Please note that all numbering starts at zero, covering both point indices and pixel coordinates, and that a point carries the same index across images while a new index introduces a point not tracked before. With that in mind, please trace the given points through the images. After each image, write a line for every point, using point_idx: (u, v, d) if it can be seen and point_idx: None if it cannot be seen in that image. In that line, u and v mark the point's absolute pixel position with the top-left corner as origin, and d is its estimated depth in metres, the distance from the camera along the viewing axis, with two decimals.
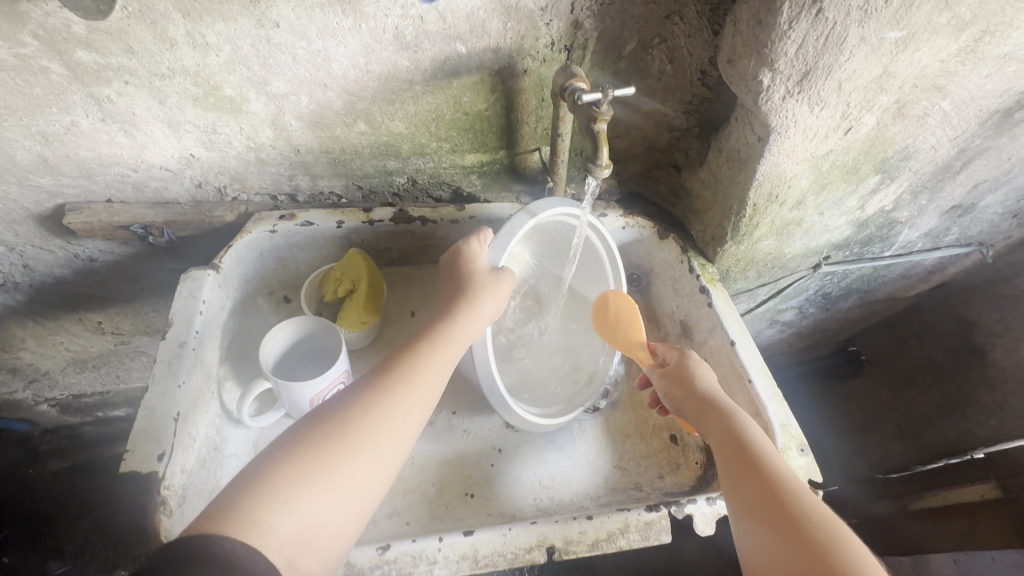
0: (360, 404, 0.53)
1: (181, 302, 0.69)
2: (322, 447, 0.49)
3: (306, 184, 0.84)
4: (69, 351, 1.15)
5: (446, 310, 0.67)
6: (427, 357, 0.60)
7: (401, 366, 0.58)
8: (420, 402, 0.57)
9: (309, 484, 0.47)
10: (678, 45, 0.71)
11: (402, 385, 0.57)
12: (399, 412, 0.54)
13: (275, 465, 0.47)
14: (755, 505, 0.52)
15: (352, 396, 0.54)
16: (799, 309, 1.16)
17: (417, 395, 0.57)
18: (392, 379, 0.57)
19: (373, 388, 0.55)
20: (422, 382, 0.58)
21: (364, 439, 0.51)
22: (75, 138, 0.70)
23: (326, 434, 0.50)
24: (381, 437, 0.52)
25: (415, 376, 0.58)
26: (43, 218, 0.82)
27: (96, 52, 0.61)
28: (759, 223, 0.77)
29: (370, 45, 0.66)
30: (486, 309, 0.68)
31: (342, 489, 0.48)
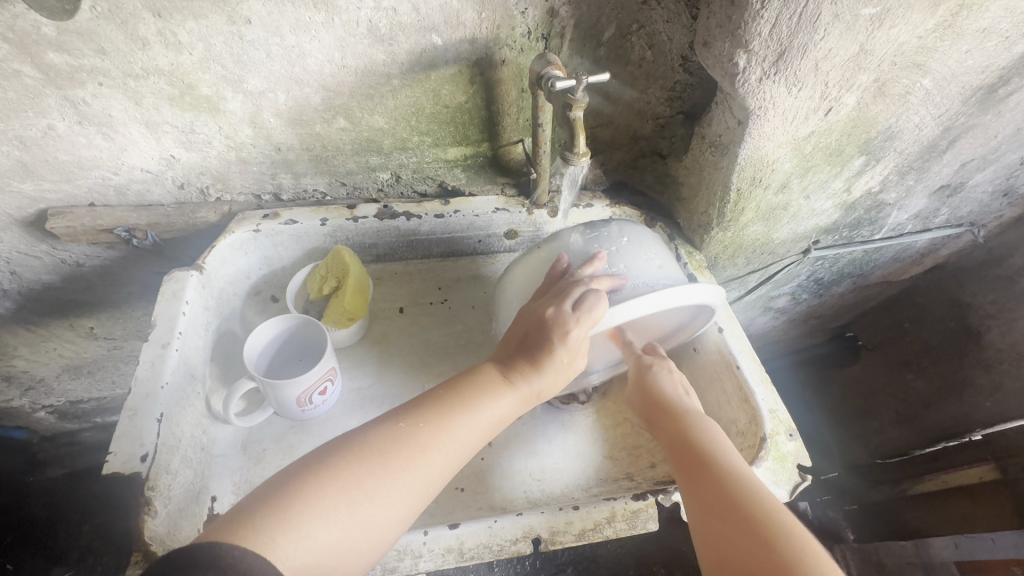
0: (398, 445, 0.53)
1: (165, 303, 0.69)
2: (352, 483, 0.49)
3: (289, 182, 0.84)
4: (63, 357, 1.16)
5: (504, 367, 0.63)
6: (472, 411, 0.59)
7: (445, 416, 0.57)
8: (451, 461, 0.56)
9: (329, 519, 0.47)
10: (657, 31, 0.70)
11: (437, 439, 0.55)
12: (429, 466, 0.54)
13: (303, 489, 0.48)
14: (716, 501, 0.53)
15: (392, 434, 0.54)
16: (792, 295, 1.15)
17: (450, 449, 0.56)
18: (431, 426, 0.56)
19: (413, 432, 0.55)
20: (459, 437, 0.57)
21: (392, 485, 0.51)
22: (52, 142, 0.70)
23: (357, 472, 0.50)
24: (405, 490, 0.52)
25: (453, 429, 0.57)
26: (27, 224, 0.82)
27: (68, 53, 0.61)
28: (744, 208, 0.77)
29: (344, 39, 0.66)
30: (542, 380, 0.63)
31: (359, 531, 0.48)
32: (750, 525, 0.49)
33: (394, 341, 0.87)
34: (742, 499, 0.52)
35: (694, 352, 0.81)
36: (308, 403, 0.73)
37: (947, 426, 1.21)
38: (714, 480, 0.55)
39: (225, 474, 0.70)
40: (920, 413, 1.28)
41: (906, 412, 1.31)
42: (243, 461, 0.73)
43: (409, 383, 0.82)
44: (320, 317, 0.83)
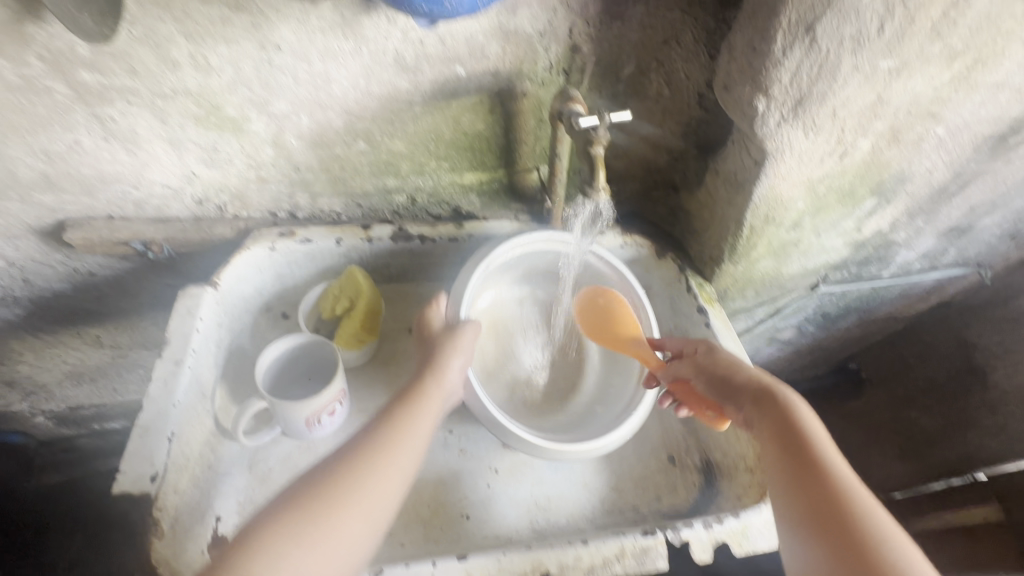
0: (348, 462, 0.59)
1: (179, 319, 0.69)
2: (309, 503, 0.55)
3: (306, 201, 0.85)
4: (66, 363, 1.17)
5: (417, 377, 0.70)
6: (404, 415, 0.64)
7: (383, 428, 0.63)
8: (397, 458, 0.60)
9: (295, 536, 0.52)
10: (676, 69, 0.72)
11: (379, 445, 0.61)
12: (375, 470, 0.59)
13: (269, 523, 0.53)
14: (802, 494, 0.56)
15: (338, 457, 0.60)
16: (798, 328, 1.15)
17: (395, 449, 0.61)
18: (374, 440, 0.61)
19: (360, 446, 0.60)
20: (398, 437, 0.62)
21: (346, 495, 0.56)
22: (77, 156, 0.71)
23: (314, 494, 0.55)
24: (360, 493, 0.57)
25: (392, 435, 0.62)
26: (44, 234, 0.83)
27: (100, 73, 0.62)
28: (756, 243, 0.78)
29: (370, 67, 0.67)
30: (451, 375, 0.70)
31: (325, 538, 0.53)
32: (844, 533, 0.52)
33: (404, 362, 0.87)
34: (831, 493, 0.55)
35: None
36: (316, 423, 0.73)
37: (952, 463, 1.22)
38: (790, 464, 0.59)
39: (230, 493, 0.70)
40: (925, 450, 1.28)
41: (910, 447, 1.31)
42: (248, 480, 0.72)
43: None
44: (330, 336, 0.83)
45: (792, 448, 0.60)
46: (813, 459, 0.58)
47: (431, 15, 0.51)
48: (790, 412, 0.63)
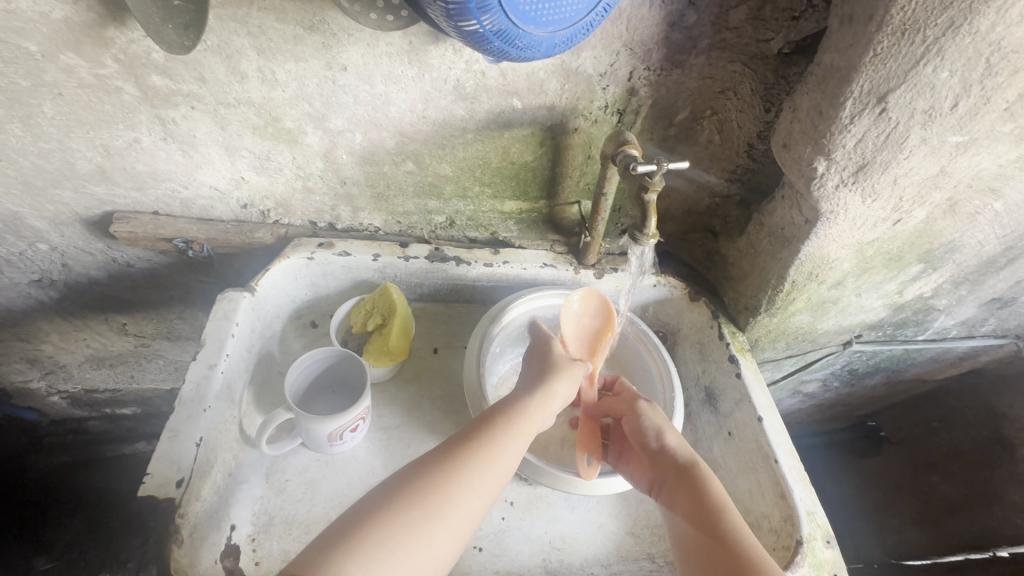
0: (448, 465, 0.54)
1: (215, 323, 0.70)
2: (406, 509, 0.50)
3: (347, 214, 0.86)
4: (90, 348, 1.19)
5: (528, 387, 0.65)
6: (508, 426, 0.60)
7: (488, 433, 0.58)
8: (500, 470, 0.56)
9: (389, 545, 0.47)
10: (729, 119, 0.72)
11: (488, 449, 0.57)
12: (478, 479, 0.54)
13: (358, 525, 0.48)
14: (720, 573, 0.55)
15: (428, 458, 0.56)
16: (823, 382, 1.13)
17: (499, 459, 0.57)
18: (481, 445, 0.57)
19: (463, 450, 0.56)
20: (503, 445, 0.58)
21: (444, 505, 0.51)
22: (134, 153, 0.73)
23: (415, 494, 0.51)
24: (460, 505, 0.52)
25: (497, 445, 0.58)
26: (90, 222, 0.85)
27: (170, 78, 0.64)
28: (795, 298, 0.77)
29: (429, 93, 0.68)
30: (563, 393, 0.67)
31: (420, 550, 0.48)
32: None
33: (426, 382, 0.86)
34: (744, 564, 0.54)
35: (729, 437, 0.80)
36: (339, 438, 0.73)
37: (972, 536, 1.15)
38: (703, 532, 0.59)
39: (246, 502, 0.69)
40: (943, 518, 1.23)
41: (928, 516, 1.25)
42: (265, 490, 0.72)
43: (437, 428, 0.81)
44: (357, 350, 0.83)
45: (704, 518, 0.60)
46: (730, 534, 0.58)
47: (499, 58, 0.48)
48: (698, 478, 0.64)
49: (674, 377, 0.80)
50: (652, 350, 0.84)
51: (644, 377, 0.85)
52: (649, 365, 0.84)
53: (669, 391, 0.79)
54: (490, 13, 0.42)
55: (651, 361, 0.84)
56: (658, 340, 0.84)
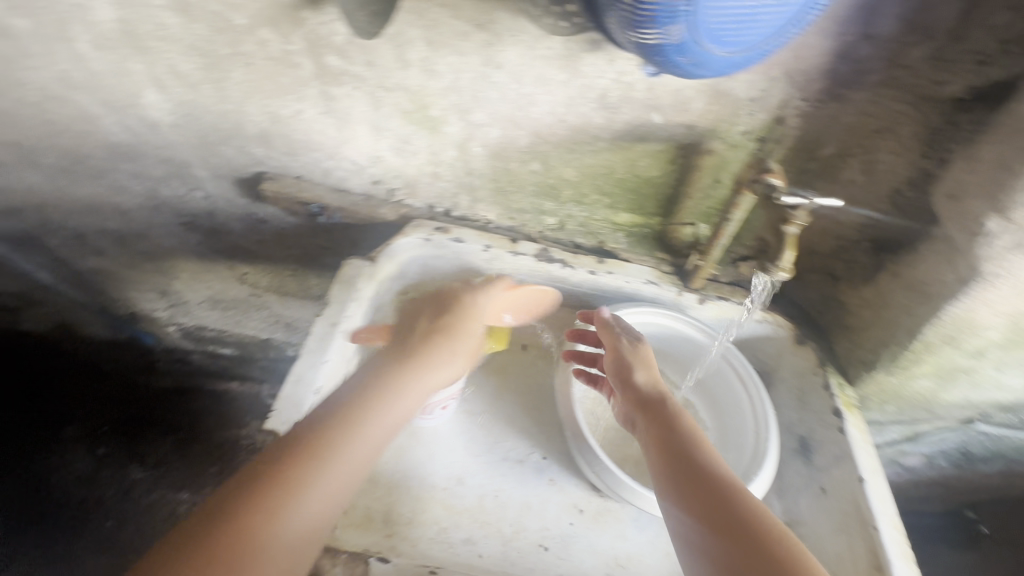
0: (322, 439, 0.58)
1: (340, 285, 0.77)
2: (293, 468, 0.56)
3: (465, 204, 0.90)
4: (212, 289, 1.32)
5: (386, 351, 0.72)
6: (359, 394, 0.65)
7: (347, 404, 0.63)
8: (373, 433, 0.62)
9: (257, 524, 0.52)
10: (880, 161, 0.68)
11: (377, 412, 0.64)
12: (362, 440, 0.60)
13: (252, 484, 0.54)
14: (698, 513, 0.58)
15: (307, 428, 0.59)
16: (926, 458, 1.03)
17: (364, 426, 0.61)
18: (339, 416, 0.61)
19: (332, 421, 0.60)
20: (393, 407, 0.65)
21: (317, 475, 0.56)
22: (296, 122, 0.81)
23: (294, 469, 0.56)
24: (332, 471, 0.57)
25: (340, 409, 0.62)
26: (242, 178, 0.95)
27: (344, 59, 0.70)
28: (922, 359, 0.72)
29: (573, 99, 0.70)
30: (447, 371, 0.73)
31: (292, 521, 0.53)
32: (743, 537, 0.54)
33: (510, 376, 0.89)
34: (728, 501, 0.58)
35: (821, 494, 0.76)
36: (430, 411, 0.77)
37: None
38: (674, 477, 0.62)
39: None
40: None
41: None
42: None
43: (518, 422, 0.84)
44: None
45: (676, 458, 0.63)
46: (700, 460, 0.62)
47: (659, 68, 0.49)
48: (667, 417, 0.68)
49: (770, 417, 0.77)
50: (752, 389, 0.80)
51: (736, 411, 0.82)
52: (745, 403, 0.81)
53: (765, 433, 0.75)
54: (678, 23, 0.42)
55: (745, 396, 0.81)
56: (759, 378, 0.81)
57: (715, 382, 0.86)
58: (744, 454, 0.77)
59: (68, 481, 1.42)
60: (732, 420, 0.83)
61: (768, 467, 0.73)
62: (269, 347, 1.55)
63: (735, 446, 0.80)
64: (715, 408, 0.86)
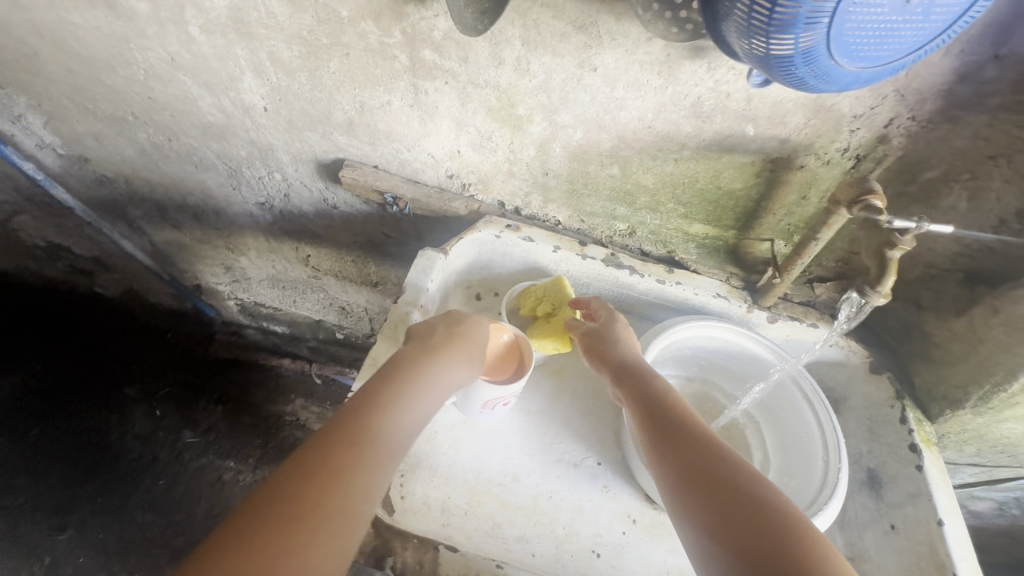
0: (370, 412, 0.54)
1: (416, 275, 0.79)
2: (334, 456, 0.49)
3: (537, 204, 0.90)
4: (276, 268, 1.37)
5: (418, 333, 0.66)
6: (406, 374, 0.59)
7: (391, 382, 0.58)
8: (419, 404, 0.57)
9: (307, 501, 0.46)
10: (989, 188, 0.65)
11: (397, 405, 0.56)
12: (387, 428, 0.54)
13: (295, 466, 0.49)
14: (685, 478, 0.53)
15: (351, 402, 0.55)
16: (998, 504, 0.97)
17: (413, 400, 0.57)
18: (387, 390, 0.56)
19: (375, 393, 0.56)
20: (415, 407, 0.57)
21: (368, 451, 0.51)
22: (382, 113, 0.83)
23: (340, 443, 0.51)
24: (383, 446, 0.52)
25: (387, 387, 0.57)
26: (321, 164, 0.98)
27: (439, 53, 0.71)
28: (1017, 402, 0.69)
29: (664, 105, 0.69)
30: (459, 375, 0.64)
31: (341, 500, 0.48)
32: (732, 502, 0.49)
33: (568, 378, 0.89)
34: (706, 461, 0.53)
35: (890, 531, 0.72)
36: (491, 407, 0.78)
37: None
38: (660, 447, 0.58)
39: None
40: None
41: None
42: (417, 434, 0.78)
43: (574, 425, 0.84)
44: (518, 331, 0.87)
45: (660, 425, 0.59)
46: (676, 421, 0.59)
47: (771, 78, 0.48)
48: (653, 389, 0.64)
49: (841, 447, 0.72)
50: (819, 416, 0.77)
51: (803, 437, 0.78)
52: (812, 431, 0.77)
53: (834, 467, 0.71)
54: (814, 31, 0.41)
55: (816, 423, 0.76)
56: (830, 406, 0.76)
57: (780, 404, 0.83)
58: (810, 486, 0.73)
59: (127, 440, 1.48)
60: (796, 447, 0.80)
61: (834, 504, 0.68)
62: (321, 329, 1.60)
63: (800, 474, 0.77)
64: (779, 430, 0.83)
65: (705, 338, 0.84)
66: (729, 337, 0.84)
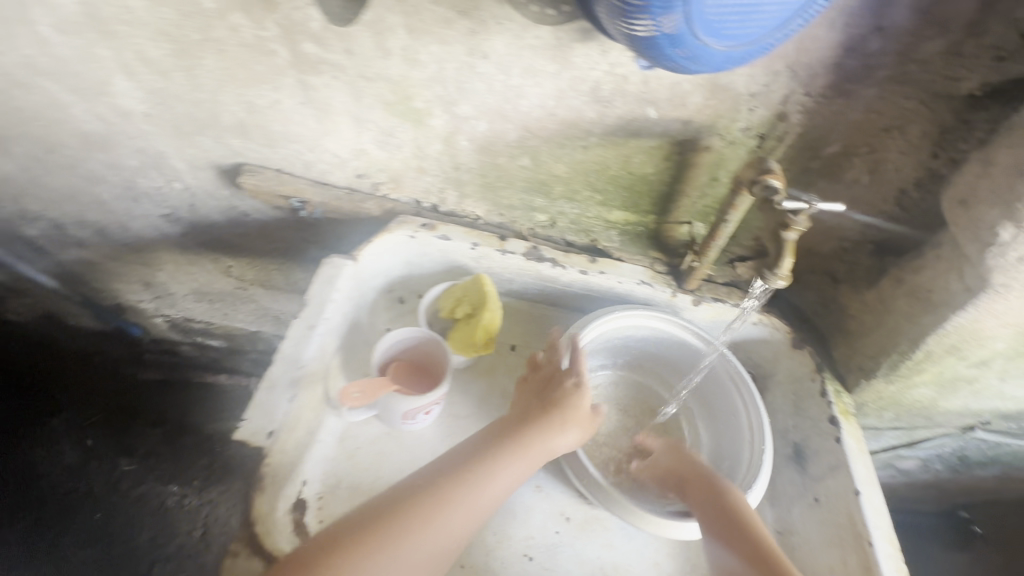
0: (451, 486, 0.64)
1: (319, 286, 0.73)
2: (411, 526, 0.60)
3: (452, 199, 0.86)
4: (198, 282, 1.29)
5: (544, 420, 0.72)
6: (505, 463, 0.68)
7: (481, 463, 0.67)
8: (506, 483, 0.67)
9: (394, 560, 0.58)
10: (886, 160, 0.65)
11: (484, 477, 0.66)
12: (474, 500, 0.65)
13: (387, 529, 0.59)
14: None
15: (436, 473, 0.66)
16: (922, 462, 1.01)
17: (501, 481, 0.67)
18: (479, 474, 0.66)
19: (470, 472, 0.66)
20: (496, 479, 0.67)
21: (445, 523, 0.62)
22: (274, 113, 0.77)
23: (419, 511, 0.61)
24: (460, 516, 0.63)
25: (490, 470, 0.67)
26: (221, 170, 0.91)
27: (320, 46, 0.66)
28: (924, 369, 0.70)
29: (563, 91, 0.66)
30: (567, 440, 0.72)
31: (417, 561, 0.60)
32: None
33: (497, 377, 0.86)
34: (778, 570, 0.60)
35: (814, 504, 0.74)
36: (412, 418, 0.75)
37: None
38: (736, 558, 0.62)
39: (318, 461, 0.72)
40: None
41: None
42: (337, 452, 0.74)
43: None
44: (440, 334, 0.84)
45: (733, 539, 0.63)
46: (737, 527, 0.63)
47: (652, 63, 0.46)
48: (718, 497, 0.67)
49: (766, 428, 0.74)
50: (746, 401, 0.77)
51: (733, 422, 0.80)
52: (740, 416, 0.78)
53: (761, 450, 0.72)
54: (672, 13, 0.38)
55: (742, 407, 0.78)
56: (756, 389, 0.78)
57: (709, 390, 0.85)
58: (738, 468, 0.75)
59: (54, 471, 1.39)
60: (728, 431, 0.81)
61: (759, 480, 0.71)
62: (258, 340, 1.53)
63: (731, 458, 0.78)
64: (713, 417, 0.84)
65: (631, 329, 0.84)
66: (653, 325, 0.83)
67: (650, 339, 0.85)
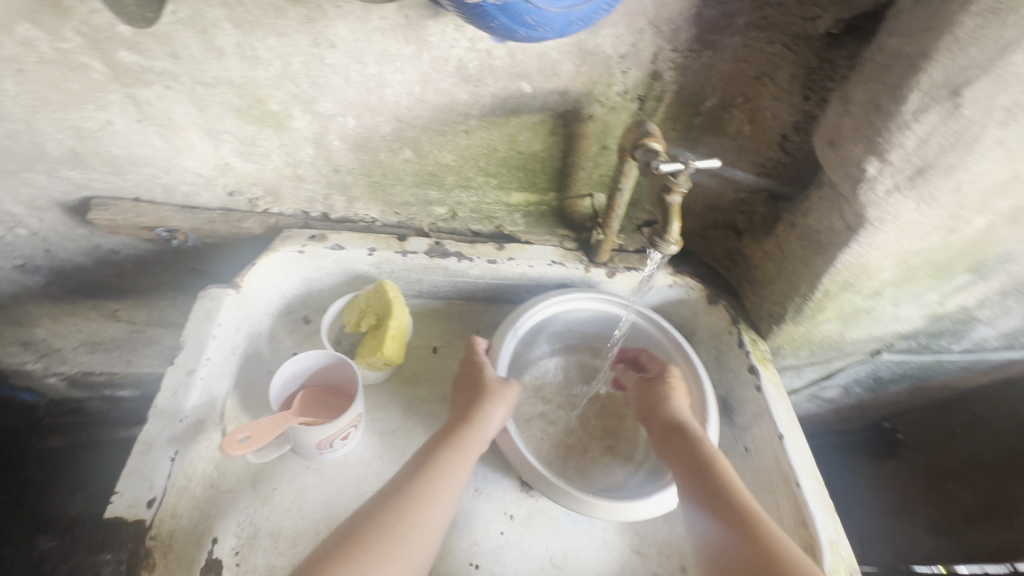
0: (386, 513, 0.55)
1: (196, 323, 0.65)
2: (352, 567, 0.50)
3: (341, 204, 0.80)
4: (83, 333, 1.14)
5: (462, 415, 0.67)
6: (435, 469, 0.60)
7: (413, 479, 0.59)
8: (447, 490, 0.59)
9: None
10: (762, 107, 0.65)
11: (420, 491, 0.58)
12: (417, 517, 0.56)
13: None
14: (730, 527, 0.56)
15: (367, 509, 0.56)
16: (843, 388, 1.07)
17: (440, 489, 0.59)
18: (411, 490, 0.58)
19: (403, 492, 0.57)
20: (441, 485, 0.59)
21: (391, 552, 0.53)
22: (109, 136, 0.67)
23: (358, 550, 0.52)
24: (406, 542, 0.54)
25: (424, 483, 0.59)
26: (69, 208, 0.79)
27: (141, 54, 0.58)
28: (826, 307, 0.71)
29: (428, 74, 0.61)
30: (497, 417, 0.67)
31: None
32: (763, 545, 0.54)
33: (422, 386, 0.82)
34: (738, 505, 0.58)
35: (745, 453, 0.75)
36: (328, 446, 0.69)
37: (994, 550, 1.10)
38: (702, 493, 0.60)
39: (229, 513, 0.66)
40: (960, 529, 1.17)
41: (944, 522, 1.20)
42: (251, 498, 0.68)
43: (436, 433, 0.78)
44: (350, 350, 0.79)
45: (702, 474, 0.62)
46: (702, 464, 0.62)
47: (507, 39, 0.42)
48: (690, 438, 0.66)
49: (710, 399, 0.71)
50: (689, 371, 0.75)
51: None
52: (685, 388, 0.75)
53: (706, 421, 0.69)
54: None
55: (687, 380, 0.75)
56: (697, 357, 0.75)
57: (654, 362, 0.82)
58: None
59: None
60: None
61: None
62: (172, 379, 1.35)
63: None
64: None
65: (563, 312, 0.80)
66: (584, 304, 0.80)
67: (585, 318, 0.82)
